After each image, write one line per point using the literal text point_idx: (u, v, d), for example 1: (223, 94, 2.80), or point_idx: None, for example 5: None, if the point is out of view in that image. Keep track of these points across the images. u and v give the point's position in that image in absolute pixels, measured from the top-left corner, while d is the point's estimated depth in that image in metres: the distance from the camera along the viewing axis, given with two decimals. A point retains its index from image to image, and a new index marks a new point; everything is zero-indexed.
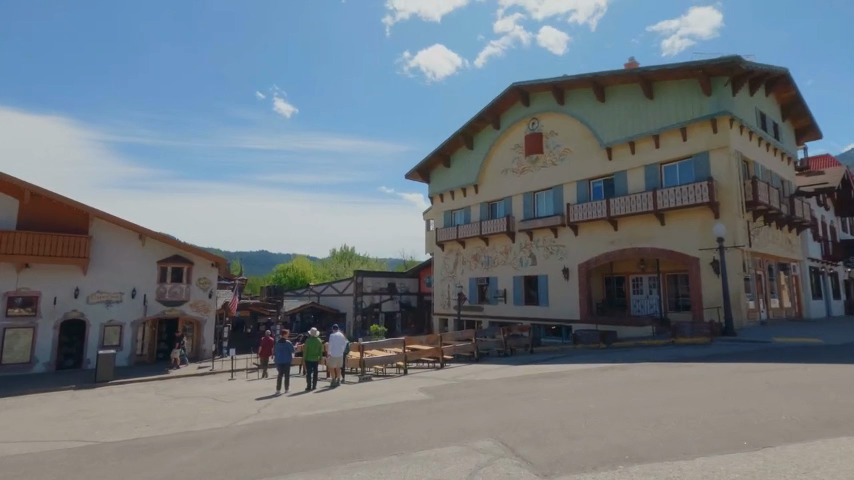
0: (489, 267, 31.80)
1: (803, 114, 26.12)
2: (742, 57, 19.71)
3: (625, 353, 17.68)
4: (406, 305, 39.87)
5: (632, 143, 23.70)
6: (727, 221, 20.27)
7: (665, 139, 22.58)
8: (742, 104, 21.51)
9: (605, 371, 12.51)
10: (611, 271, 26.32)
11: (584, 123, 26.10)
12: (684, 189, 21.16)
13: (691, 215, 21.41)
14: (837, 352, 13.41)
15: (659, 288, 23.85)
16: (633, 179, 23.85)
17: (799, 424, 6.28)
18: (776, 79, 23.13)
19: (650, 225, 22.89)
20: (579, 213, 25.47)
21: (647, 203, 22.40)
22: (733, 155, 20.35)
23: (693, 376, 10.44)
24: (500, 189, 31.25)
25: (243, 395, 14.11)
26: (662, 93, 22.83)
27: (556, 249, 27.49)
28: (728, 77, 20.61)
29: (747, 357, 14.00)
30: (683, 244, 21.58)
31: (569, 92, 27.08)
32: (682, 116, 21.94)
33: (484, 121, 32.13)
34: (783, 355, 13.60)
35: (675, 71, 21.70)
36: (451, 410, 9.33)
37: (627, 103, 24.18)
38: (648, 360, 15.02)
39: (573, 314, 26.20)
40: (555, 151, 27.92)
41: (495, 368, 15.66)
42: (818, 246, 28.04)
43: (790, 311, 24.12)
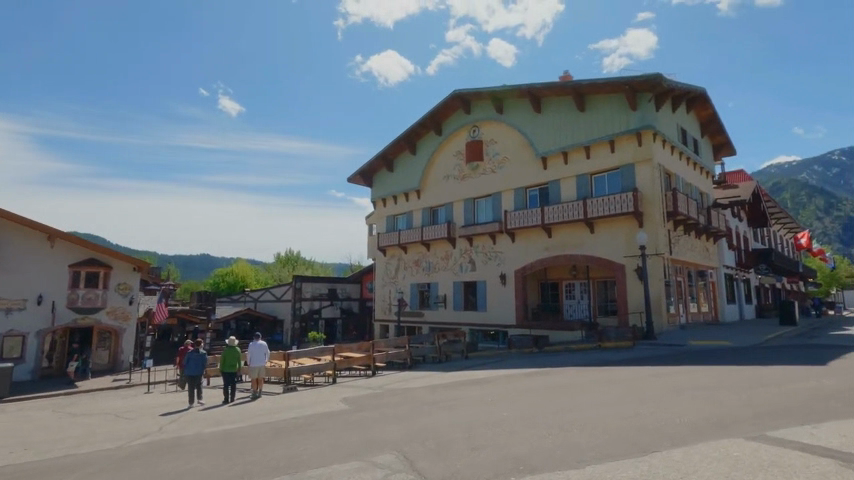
0: (430, 272, 31.81)
1: (720, 131, 28.14)
2: (663, 75, 20.91)
3: (554, 357, 18.08)
4: (347, 311, 39.09)
5: (565, 153, 24.50)
6: (649, 229, 21.36)
7: (595, 150, 23.52)
8: (664, 120, 22.81)
9: (528, 376, 12.60)
10: (546, 277, 27.01)
11: (522, 132, 26.72)
12: (611, 198, 22.11)
13: (617, 223, 22.38)
14: (741, 354, 14.30)
15: (589, 294, 24.74)
16: (566, 188, 24.65)
17: (690, 428, 6.47)
18: (695, 98, 24.72)
19: (581, 232, 23.73)
20: (515, 220, 26.03)
21: (578, 211, 23.23)
22: (655, 167, 21.50)
23: (608, 380, 10.69)
24: (442, 195, 31.34)
25: (151, 411, 13.04)
26: (592, 107, 23.80)
27: (494, 255, 27.91)
28: (651, 94, 21.78)
29: (663, 360, 14.66)
30: (610, 252, 22.51)
31: (508, 102, 27.68)
32: (611, 129, 22.93)
33: (426, 127, 32.19)
34: (695, 358, 14.34)
35: (604, 86, 22.66)
36: (365, 422, 8.98)
37: (561, 114, 25.01)
38: (573, 364, 15.39)
39: (509, 319, 26.65)
40: (494, 159, 28.41)
41: (425, 375, 15.46)
42: (732, 254, 30.23)
43: (707, 315, 25.77)
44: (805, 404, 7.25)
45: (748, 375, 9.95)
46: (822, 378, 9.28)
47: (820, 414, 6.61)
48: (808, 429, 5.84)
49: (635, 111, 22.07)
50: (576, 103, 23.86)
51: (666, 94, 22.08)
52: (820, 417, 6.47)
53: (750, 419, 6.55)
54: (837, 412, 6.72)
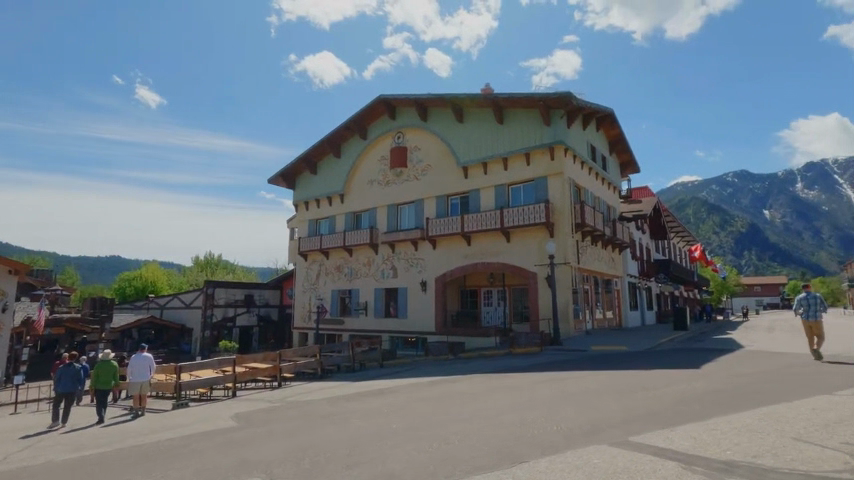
0: (351, 278, 31.16)
1: (626, 150, 30.37)
2: (573, 93, 22.11)
3: (466, 364, 18.26)
4: (265, 318, 37.35)
5: (485, 164, 25.10)
6: (559, 240, 22.43)
7: (512, 162, 24.35)
8: (575, 136, 24.13)
9: (432, 385, 12.50)
10: (465, 284, 27.45)
11: (445, 141, 27.04)
12: (525, 209, 22.95)
13: (531, 233, 23.26)
14: (633, 358, 15.28)
15: (505, 301, 25.48)
16: (485, 197, 25.24)
17: (564, 434, 6.61)
18: (603, 117, 26.45)
19: (497, 241, 24.39)
20: (436, 227, 26.26)
21: (495, 220, 23.89)
22: (566, 181, 22.65)
23: (506, 388, 10.83)
24: (366, 200, 30.91)
25: (4, 435, 11.33)
26: (510, 120, 24.63)
27: (415, 262, 27.91)
28: (562, 111, 22.93)
29: (565, 365, 15.31)
30: (524, 260, 23.34)
31: (432, 110, 27.93)
32: (527, 142, 23.84)
33: (351, 130, 31.65)
34: (592, 363, 15.11)
35: (521, 100, 23.51)
36: (247, 440, 8.34)
37: (481, 126, 25.64)
38: (481, 371, 15.62)
39: (428, 326, 26.76)
40: (418, 166, 28.52)
41: (332, 386, 14.90)
42: (636, 263, 32.62)
43: (611, 320, 27.54)
44: (672, 407, 7.72)
45: (631, 379, 10.56)
46: (692, 381, 10.05)
47: (681, 417, 7.06)
48: (666, 432, 6.17)
49: (548, 127, 23.10)
50: (496, 115, 24.54)
51: (577, 112, 23.37)
52: (681, 419, 6.90)
53: (620, 424, 6.82)
54: (697, 414, 7.21)
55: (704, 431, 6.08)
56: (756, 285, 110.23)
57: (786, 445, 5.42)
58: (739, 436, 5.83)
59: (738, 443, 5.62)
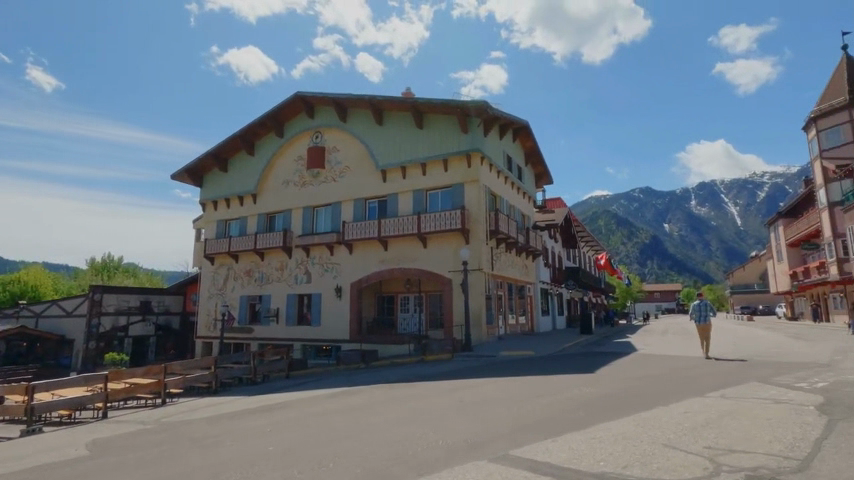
0: (262, 283, 29.30)
1: (541, 161, 31.64)
2: (489, 103, 22.47)
3: (376, 373, 17.63)
4: (164, 328, 34.10)
5: (404, 168, 24.79)
6: (473, 246, 22.62)
7: (430, 168, 24.25)
8: (491, 145, 24.57)
9: (330, 398, 11.70)
10: (381, 290, 26.84)
11: (364, 143, 26.37)
12: (441, 215, 22.91)
13: (447, 239, 23.26)
14: (537, 363, 15.54)
15: (421, 308, 25.22)
16: (402, 202, 24.88)
17: (447, 450, 6.23)
18: (518, 128, 27.30)
19: (414, 246, 24.10)
20: (353, 231, 25.50)
21: (411, 225, 23.62)
22: (481, 188, 22.93)
23: (405, 399, 10.37)
24: (281, 201, 29.32)
25: None
26: (429, 125, 24.53)
27: (330, 267, 26.83)
28: (479, 119, 23.23)
29: (472, 371, 15.27)
30: (440, 266, 23.24)
31: (352, 111, 27.17)
32: (444, 148, 23.86)
33: (266, 127, 29.93)
34: (499, 368, 15.20)
35: (439, 107, 23.49)
36: (90, 473, 7.09)
37: (401, 130, 25.29)
38: (389, 380, 15.11)
39: (342, 334, 25.79)
40: (335, 168, 27.56)
41: (222, 402, 13.54)
42: (548, 270, 34.03)
43: (524, 326, 28.35)
44: (560, 415, 7.66)
45: (529, 385, 10.57)
46: (584, 385, 10.27)
47: (566, 425, 7.00)
48: (546, 444, 5.99)
49: (465, 134, 23.27)
50: (414, 119, 24.30)
51: (493, 122, 23.82)
52: (564, 428, 6.82)
53: (505, 436, 6.58)
54: (581, 421, 7.18)
55: (583, 441, 5.99)
56: (656, 292, 120.93)
57: (654, 452, 5.42)
58: (614, 445, 5.78)
59: (611, 452, 5.54)
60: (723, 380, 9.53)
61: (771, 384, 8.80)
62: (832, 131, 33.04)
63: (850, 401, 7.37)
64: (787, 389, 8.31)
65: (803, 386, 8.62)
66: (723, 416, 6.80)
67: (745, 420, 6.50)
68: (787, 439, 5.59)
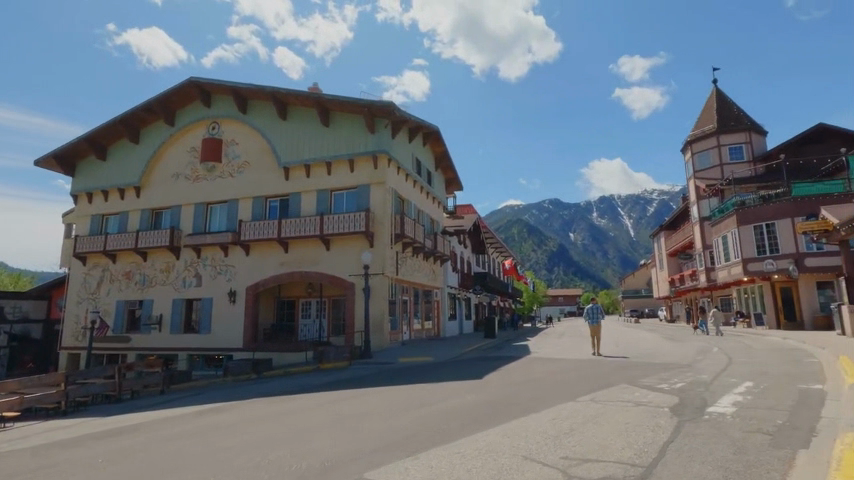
0: (143, 287, 26.25)
1: (450, 167, 32.04)
2: (397, 104, 22.05)
3: (265, 384, 16.36)
4: (20, 338, 29.26)
5: (307, 166, 23.59)
6: (377, 250, 22.07)
7: (335, 167, 23.31)
8: (399, 147, 24.23)
9: (196, 417, 10.39)
10: (280, 295, 25.24)
11: (265, 138, 24.73)
12: (345, 217, 22.09)
13: (350, 242, 22.46)
14: (433, 370, 15.32)
15: (322, 314, 24.06)
16: (305, 202, 23.63)
17: (298, 476, 5.56)
18: (427, 132, 27.32)
19: (316, 249, 22.97)
20: (250, 231, 23.76)
21: (314, 226, 22.50)
22: (387, 190, 22.45)
23: (279, 415, 9.46)
24: (169, 196, 26.55)
25: None
26: (335, 123, 23.55)
27: (223, 270, 24.73)
28: (387, 120, 22.76)
29: (365, 380, 14.68)
30: (342, 269, 22.35)
31: (253, 103, 25.39)
32: (351, 148, 23.05)
33: (154, 113, 26.98)
34: (393, 376, 14.77)
35: (346, 105, 22.65)
36: None
37: (305, 126, 24.05)
38: (274, 392, 14.01)
39: (234, 342, 23.84)
40: (233, 162, 25.57)
41: (66, 426, 11.54)
42: (456, 275, 34.45)
43: (428, 331, 28.32)
44: (433, 428, 7.29)
45: (415, 395, 10.19)
46: (469, 392, 10.10)
47: (436, 438, 6.65)
48: (405, 463, 5.55)
49: (373, 135, 22.67)
50: (320, 116, 23.24)
51: (401, 125, 23.48)
52: (432, 442, 6.46)
53: (366, 455, 6.04)
54: (452, 434, 6.85)
55: (444, 457, 5.62)
56: (559, 297, 129.43)
57: (512, 466, 5.19)
58: (474, 460, 5.49)
59: (469, 469, 5.22)
60: (596, 383, 9.85)
61: (637, 386, 9.24)
62: (703, 154, 37.26)
63: (699, 401, 7.84)
64: (649, 391, 8.73)
65: (664, 388, 9.11)
66: (586, 422, 6.85)
67: (605, 426, 6.58)
68: (637, 445, 5.67)
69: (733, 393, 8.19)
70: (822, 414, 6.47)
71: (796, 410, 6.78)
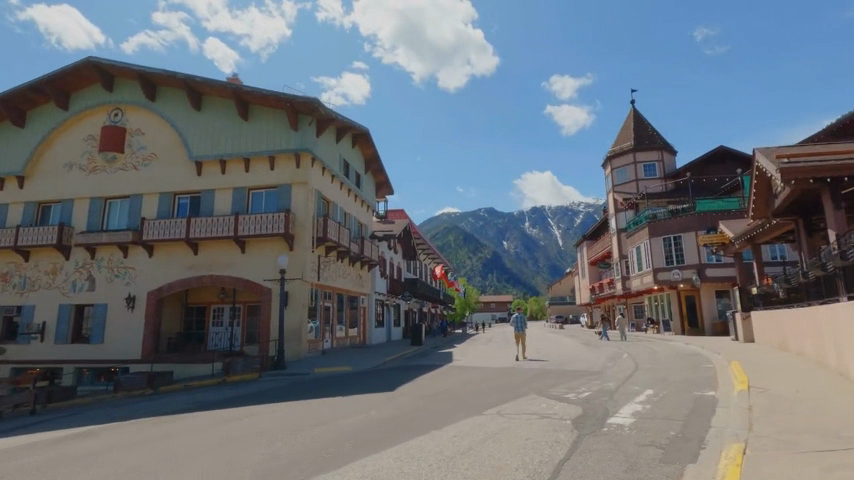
0: (23, 291, 23.00)
1: (381, 170, 31.36)
2: (322, 101, 20.99)
3: (159, 400, 14.69)
4: None
5: (222, 162, 21.91)
6: (297, 253, 20.83)
7: (254, 164, 21.83)
8: (324, 147, 23.17)
9: (54, 444, 8.87)
10: (189, 300, 23.14)
11: (176, 128, 22.69)
12: (262, 217, 20.70)
13: (267, 244, 21.06)
14: (348, 381, 14.50)
15: (234, 321, 22.33)
16: (219, 200, 21.91)
17: None
18: (356, 132, 26.49)
19: (229, 251, 21.30)
20: (154, 230, 21.60)
21: (228, 227, 20.88)
22: (310, 191, 21.32)
23: (154, 439, 8.25)
24: (60, 188, 23.59)
25: None
26: (255, 117, 22.04)
27: (122, 272, 22.26)
28: (311, 118, 21.64)
29: (272, 394, 13.59)
30: (258, 273, 20.89)
31: (163, 90, 23.25)
32: (271, 145, 21.66)
33: (44, 94, 23.93)
34: (303, 389, 13.81)
35: (266, 98, 21.28)
36: None
37: (222, 118, 22.34)
38: (166, 409, 12.55)
39: (131, 354, 21.46)
40: (138, 154, 23.23)
41: None
42: (384, 281, 33.73)
43: (352, 338, 27.34)
44: (322, 451, 6.56)
45: (317, 411, 9.38)
46: (376, 406, 9.46)
47: (320, 464, 5.94)
48: None
49: (296, 131, 21.46)
50: (238, 109, 21.68)
51: (326, 123, 22.46)
52: (317, 469, 5.75)
53: None
54: (340, 458, 6.17)
55: None
56: (491, 303, 132.79)
57: None
58: None
59: None
60: (507, 394, 9.61)
61: (545, 396, 9.09)
62: (621, 170, 39.53)
63: (602, 412, 7.76)
64: (556, 402, 8.59)
65: (571, 397, 9.02)
66: (487, 440, 6.45)
67: (504, 443, 6.20)
68: (532, 465, 5.31)
69: (634, 402, 8.23)
70: (711, 422, 6.56)
71: (689, 419, 6.83)
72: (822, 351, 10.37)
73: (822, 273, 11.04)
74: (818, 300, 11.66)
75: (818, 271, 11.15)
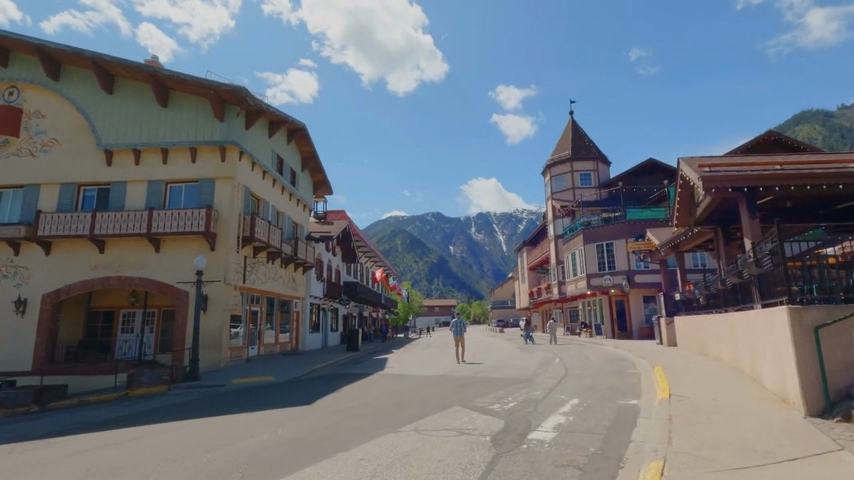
0: None
1: (319, 169, 30.06)
2: (251, 91, 19.51)
3: (41, 420, 12.75)
4: None
5: (137, 151, 19.90)
6: (220, 253, 19.23)
7: (172, 155, 19.99)
8: (255, 141, 21.66)
9: None
10: (93, 305, 20.78)
11: (83, 113, 20.37)
12: (180, 214, 18.96)
13: (186, 243, 19.31)
14: (266, 393, 13.33)
15: (146, 328, 20.30)
16: (132, 193, 19.87)
17: None
18: (291, 127, 25.12)
19: (142, 250, 19.33)
20: (52, 225, 19.19)
21: (140, 223, 18.97)
22: (236, 186, 19.79)
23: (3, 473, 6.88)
24: None
25: None
26: (175, 104, 20.19)
27: (12, 272, 19.62)
28: (239, 108, 20.10)
29: (176, 409, 12.20)
30: (174, 275, 19.09)
31: (69, 68, 20.83)
32: (192, 135, 19.91)
33: None
34: (214, 403, 12.54)
35: (188, 84, 19.52)
36: None
37: (137, 104, 20.30)
38: (43, 431, 10.84)
39: (19, 365, 18.89)
40: (35, 139, 20.64)
41: None
42: (321, 285, 32.32)
43: (282, 345, 25.83)
44: None
45: (217, 432, 8.32)
46: (285, 423, 8.52)
47: None
48: None
49: (221, 122, 19.85)
50: (156, 94, 19.79)
51: (256, 115, 20.98)
52: None
53: None
54: None
55: None
56: (436, 306, 133.09)
57: None
58: None
59: None
60: (429, 406, 9.02)
61: (469, 408, 8.59)
62: (559, 178, 40.57)
63: (523, 425, 7.34)
64: (479, 415, 8.09)
65: (495, 409, 8.57)
66: (395, 464, 5.76)
67: (414, 467, 5.58)
68: None
69: (557, 413, 7.88)
70: (631, 436, 6.30)
71: (609, 433, 6.54)
72: (737, 356, 10.64)
73: (738, 281, 11.38)
74: (735, 307, 12.04)
75: (734, 279, 11.51)
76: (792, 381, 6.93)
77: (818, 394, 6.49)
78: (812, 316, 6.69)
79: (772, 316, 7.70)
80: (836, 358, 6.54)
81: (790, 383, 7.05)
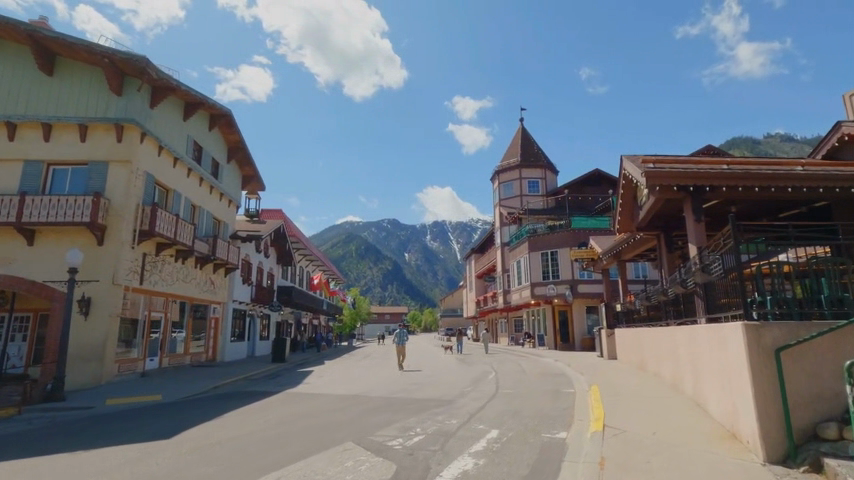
0: None
1: (248, 161, 27.44)
2: (154, 62, 16.85)
3: None
4: None
5: (12, 125, 16.77)
6: (109, 249, 16.41)
7: (56, 132, 17.00)
8: (162, 121, 18.94)
9: None
10: None
11: None
12: (61, 200, 15.98)
13: (68, 235, 16.35)
14: (138, 418, 10.93)
15: (16, 336, 17.05)
16: (4, 173, 16.67)
17: None
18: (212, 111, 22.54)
19: (11, 242, 16.19)
20: None
21: (10, 211, 15.87)
22: (135, 172, 17.06)
23: None
24: None
25: None
26: (63, 74, 17.24)
27: None
28: (141, 82, 17.38)
29: (12, 439, 9.63)
30: (52, 273, 16.10)
31: None
32: (82, 111, 17.02)
33: None
34: (66, 432, 10.04)
35: (76, 50, 16.63)
36: None
37: (16, 72, 17.20)
38: None
39: None
40: None
41: None
42: (248, 288, 29.48)
43: (194, 357, 23.01)
44: None
45: None
46: (111, 470, 6.35)
47: None
48: None
49: (118, 97, 17.10)
50: (39, 61, 16.79)
51: (164, 92, 18.34)
52: None
53: None
54: None
55: None
56: (386, 313, 130.56)
57: None
58: None
59: None
60: (315, 442, 7.13)
61: (363, 446, 6.78)
62: (508, 185, 39.87)
63: (420, 473, 5.61)
64: (368, 457, 6.27)
65: (394, 447, 6.77)
66: None
67: None
68: None
69: (466, 454, 6.20)
70: None
71: None
72: (678, 375, 9.46)
73: (682, 291, 10.29)
74: (677, 320, 10.95)
75: (678, 289, 10.40)
76: (746, 414, 5.62)
77: (781, 434, 5.17)
78: (773, 335, 5.40)
79: (723, 333, 6.41)
80: (800, 389, 5.25)
81: (744, 417, 5.74)
